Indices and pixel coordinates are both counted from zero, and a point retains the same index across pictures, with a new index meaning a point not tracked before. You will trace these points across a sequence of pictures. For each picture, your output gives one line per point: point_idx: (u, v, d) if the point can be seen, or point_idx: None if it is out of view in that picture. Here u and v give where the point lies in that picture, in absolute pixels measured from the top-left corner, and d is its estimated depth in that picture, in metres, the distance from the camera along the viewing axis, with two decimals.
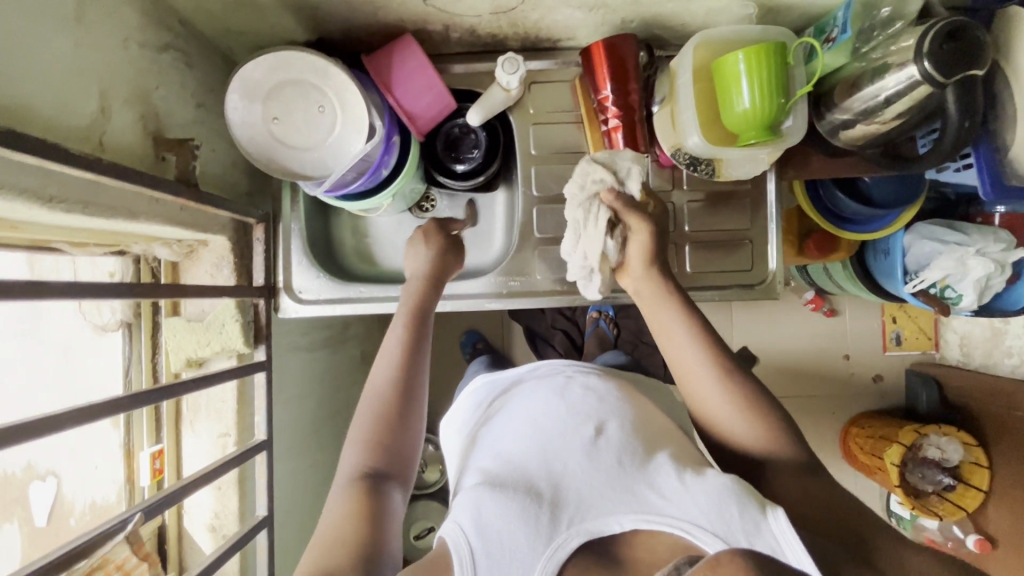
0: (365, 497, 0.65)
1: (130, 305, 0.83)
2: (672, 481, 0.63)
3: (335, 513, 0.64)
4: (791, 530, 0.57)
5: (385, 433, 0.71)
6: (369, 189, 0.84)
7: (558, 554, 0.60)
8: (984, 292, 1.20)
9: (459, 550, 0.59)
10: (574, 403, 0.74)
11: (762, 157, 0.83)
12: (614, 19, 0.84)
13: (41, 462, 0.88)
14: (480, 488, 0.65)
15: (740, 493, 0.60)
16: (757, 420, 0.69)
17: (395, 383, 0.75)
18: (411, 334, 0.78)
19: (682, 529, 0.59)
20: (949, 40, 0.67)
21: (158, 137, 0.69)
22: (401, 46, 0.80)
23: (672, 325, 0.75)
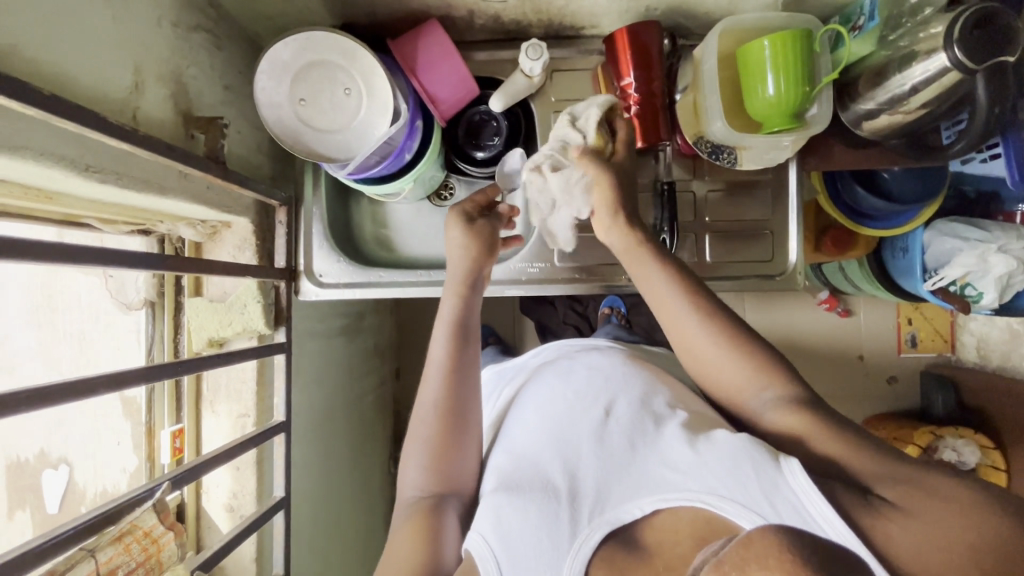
0: (425, 518, 0.68)
1: (153, 285, 0.84)
2: (683, 451, 0.62)
3: (402, 534, 0.68)
4: (809, 481, 0.54)
5: (441, 455, 0.73)
6: (391, 172, 0.84)
7: (585, 549, 0.59)
8: (1005, 290, 1.19)
9: (485, 560, 0.60)
10: (581, 389, 0.75)
11: (786, 145, 0.82)
12: (639, 6, 0.84)
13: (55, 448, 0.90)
14: (497, 492, 0.66)
15: (752, 451, 0.59)
16: (749, 362, 0.67)
17: (441, 405, 0.75)
18: (456, 352, 0.79)
19: (703, 502, 0.58)
20: (980, 27, 0.67)
21: (188, 115, 0.70)
22: (428, 30, 0.81)
23: (652, 274, 0.73)
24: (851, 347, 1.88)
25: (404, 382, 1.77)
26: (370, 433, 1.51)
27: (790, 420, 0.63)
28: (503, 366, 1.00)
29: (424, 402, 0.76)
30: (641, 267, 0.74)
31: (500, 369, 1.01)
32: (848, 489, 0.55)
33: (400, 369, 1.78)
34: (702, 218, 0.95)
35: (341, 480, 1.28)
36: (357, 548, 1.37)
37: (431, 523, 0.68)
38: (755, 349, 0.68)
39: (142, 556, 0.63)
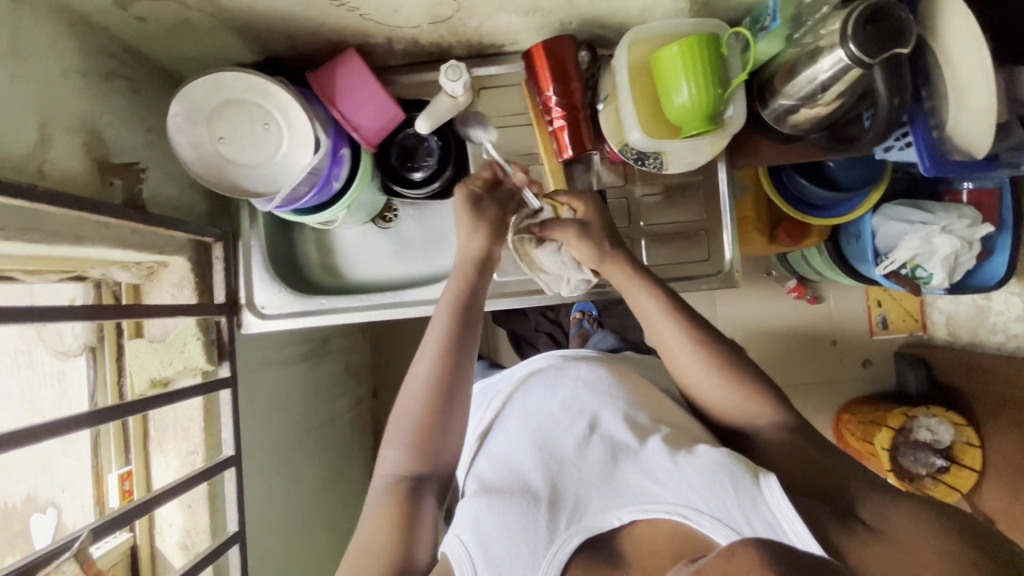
0: (401, 505, 0.68)
1: (92, 329, 0.84)
2: (662, 463, 0.63)
3: (374, 516, 0.68)
4: (786, 500, 0.56)
5: (425, 439, 0.71)
6: (323, 202, 0.85)
7: (560, 555, 0.60)
8: (955, 270, 1.20)
9: (461, 562, 0.60)
10: (567, 395, 0.74)
11: (706, 147, 0.83)
12: (553, 21, 0.85)
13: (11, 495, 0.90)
14: (477, 495, 0.66)
15: (734, 467, 0.60)
16: (742, 387, 0.71)
17: (435, 382, 0.73)
18: (455, 330, 0.76)
19: (680, 515, 0.59)
20: (871, 21, 0.68)
21: (103, 163, 0.71)
22: (344, 60, 0.82)
23: (648, 304, 0.77)
24: (824, 333, 1.89)
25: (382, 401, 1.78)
26: (346, 456, 1.51)
27: (780, 445, 0.67)
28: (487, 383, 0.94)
29: (416, 376, 0.75)
30: (636, 293, 0.78)
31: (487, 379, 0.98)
32: None
33: (377, 390, 1.78)
34: (637, 223, 0.96)
35: (314, 507, 1.28)
36: None
37: (407, 511, 0.67)
38: (755, 382, 0.72)
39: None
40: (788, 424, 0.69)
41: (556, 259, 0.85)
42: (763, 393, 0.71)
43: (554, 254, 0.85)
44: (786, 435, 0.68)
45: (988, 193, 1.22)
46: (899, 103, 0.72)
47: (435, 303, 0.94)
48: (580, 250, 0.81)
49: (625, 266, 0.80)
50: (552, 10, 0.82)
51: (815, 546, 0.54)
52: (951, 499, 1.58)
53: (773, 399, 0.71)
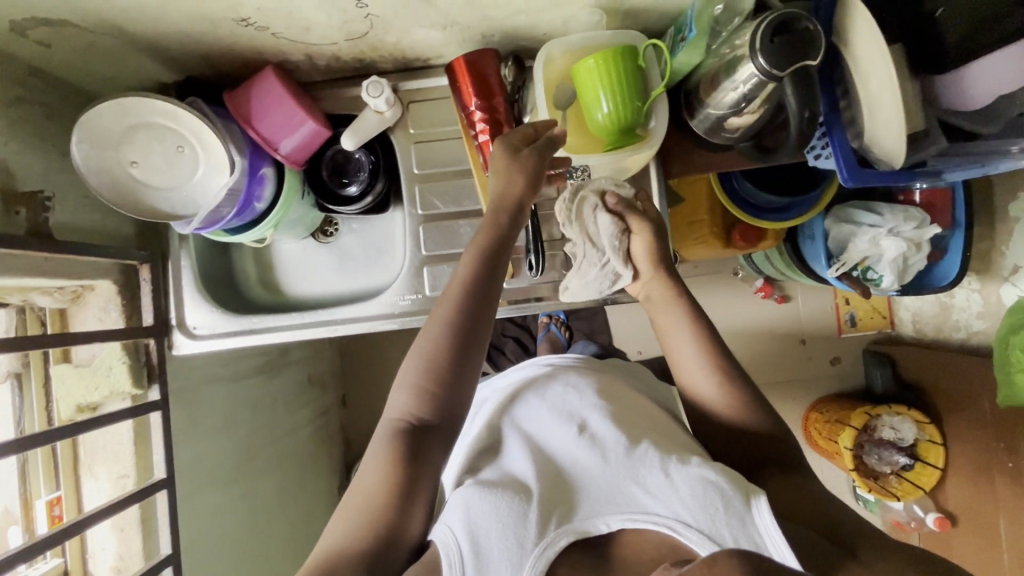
0: (402, 452, 0.65)
1: (16, 356, 0.84)
2: (656, 476, 0.66)
3: (374, 464, 0.66)
4: (774, 521, 0.60)
5: (435, 384, 0.67)
6: (248, 222, 0.85)
7: (550, 552, 0.61)
8: (904, 272, 1.20)
9: (449, 552, 0.60)
10: (559, 404, 0.79)
11: (632, 159, 0.83)
12: (474, 34, 0.84)
13: None
14: (471, 487, 0.66)
15: (725, 486, 0.63)
16: (749, 413, 0.76)
17: (453, 329, 0.68)
18: (478, 276, 0.70)
19: (669, 527, 0.62)
20: (778, 34, 0.68)
21: (8, 191, 0.70)
22: (259, 80, 0.80)
23: (676, 324, 0.81)
24: (792, 332, 1.88)
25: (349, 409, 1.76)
26: (308, 466, 1.51)
27: (779, 483, 0.70)
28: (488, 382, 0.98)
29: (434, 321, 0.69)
30: (668, 312, 0.82)
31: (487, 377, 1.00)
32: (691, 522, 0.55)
33: (344, 398, 1.78)
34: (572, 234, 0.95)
35: (270, 520, 1.28)
36: None
37: (407, 463, 0.65)
38: (759, 406, 0.77)
39: None
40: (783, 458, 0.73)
41: (603, 228, 0.82)
42: (762, 415, 0.76)
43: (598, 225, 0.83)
44: (783, 473, 0.72)
45: (938, 193, 1.21)
46: (810, 115, 0.71)
47: (367, 320, 0.94)
48: (639, 242, 0.83)
49: (664, 281, 0.84)
50: (470, 24, 0.81)
51: (793, 559, 0.58)
52: (915, 496, 1.58)
53: (771, 424, 0.76)
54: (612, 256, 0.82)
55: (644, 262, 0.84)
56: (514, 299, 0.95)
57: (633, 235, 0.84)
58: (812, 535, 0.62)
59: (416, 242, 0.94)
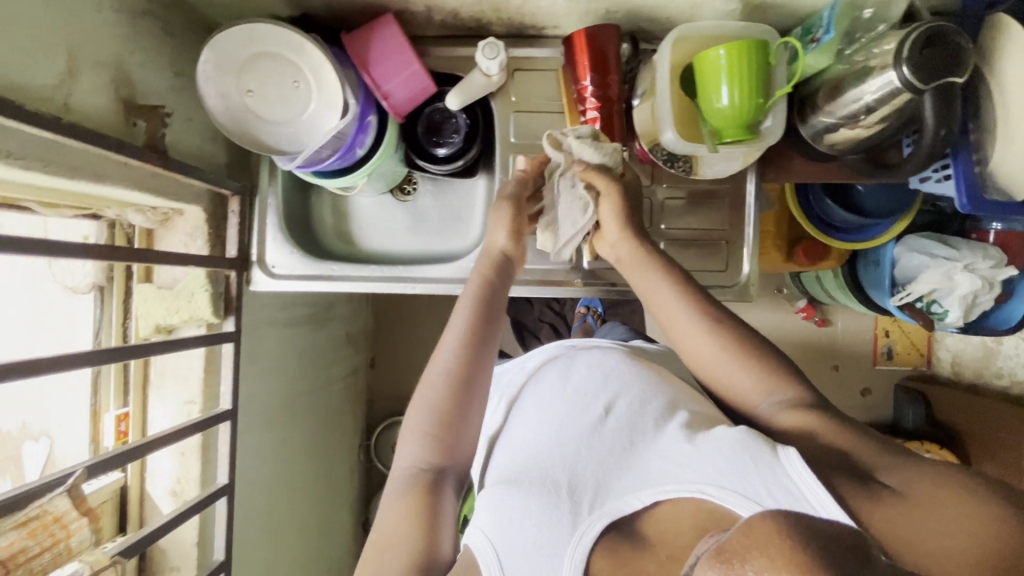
0: (423, 495, 0.65)
1: (102, 269, 0.84)
2: (680, 444, 0.61)
3: (393, 511, 0.65)
4: (807, 468, 0.54)
5: (446, 427, 0.69)
6: (346, 166, 0.84)
7: (585, 541, 0.57)
8: (970, 309, 1.19)
9: (486, 555, 0.58)
10: (580, 385, 0.73)
11: (739, 156, 0.82)
12: (599, 9, 0.83)
13: (23, 423, 0.86)
14: (499, 486, 0.64)
15: (751, 442, 0.57)
16: (765, 374, 0.66)
17: (452, 373, 0.71)
18: (478, 326, 0.74)
19: (705, 492, 0.55)
20: (929, 46, 0.66)
21: (129, 103, 0.70)
22: (382, 24, 0.81)
23: (660, 289, 0.73)
24: (827, 355, 1.85)
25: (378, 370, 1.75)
26: (337, 419, 1.51)
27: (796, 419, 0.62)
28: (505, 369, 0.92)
29: (436, 366, 0.72)
30: (647, 275, 0.74)
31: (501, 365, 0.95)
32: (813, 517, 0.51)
33: (374, 359, 1.78)
34: (658, 225, 0.94)
35: (302, 466, 1.29)
36: (317, 534, 1.38)
37: (429, 501, 0.65)
38: (768, 355, 0.68)
39: (50, 541, 0.58)
40: (803, 400, 0.64)
41: (590, 155, 0.76)
42: (769, 362, 0.67)
43: (581, 155, 0.77)
44: (801, 411, 0.63)
45: (1016, 236, 1.19)
46: (945, 136, 0.69)
47: (442, 283, 0.93)
48: (606, 208, 0.76)
49: (635, 242, 0.76)
50: None
51: (843, 515, 0.50)
52: None
53: (789, 376, 0.66)
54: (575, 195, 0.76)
55: (614, 226, 0.77)
56: (591, 282, 0.95)
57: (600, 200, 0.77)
58: (840, 475, 0.55)
59: None
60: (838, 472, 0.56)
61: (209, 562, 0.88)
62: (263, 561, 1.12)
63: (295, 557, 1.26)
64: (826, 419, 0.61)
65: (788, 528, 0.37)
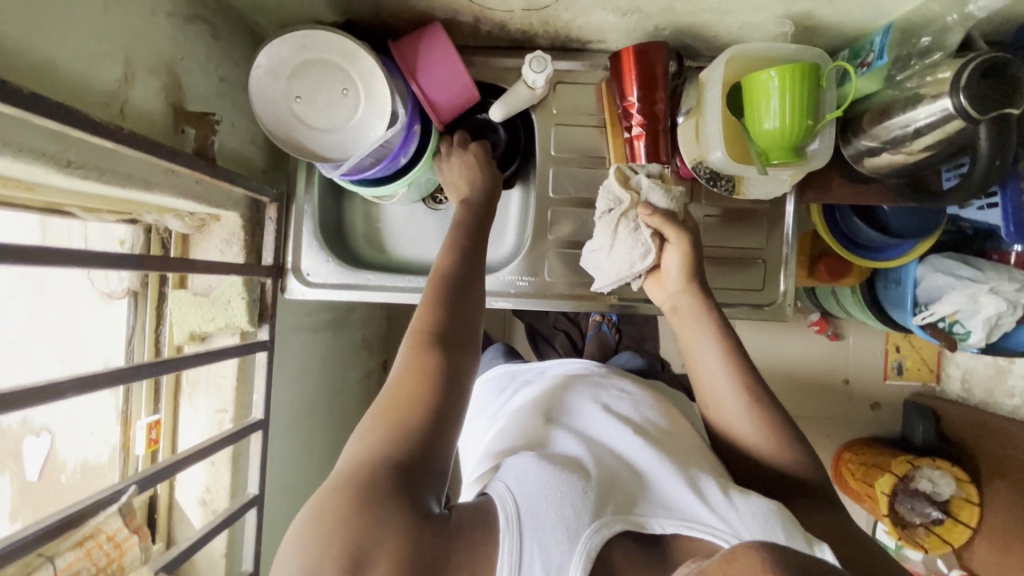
0: (423, 364, 0.58)
1: (137, 276, 0.83)
2: (716, 492, 0.57)
3: (392, 387, 0.57)
4: (842, 565, 0.51)
5: (447, 303, 0.63)
6: (386, 175, 0.84)
7: (604, 534, 0.52)
8: (993, 330, 1.17)
9: (504, 505, 0.51)
10: (614, 412, 0.70)
11: (785, 178, 0.82)
12: (648, 25, 0.83)
13: (35, 418, 0.91)
14: (527, 457, 0.58)
15: (786, 521, 0.55)
16: (788, 456, 0.65)
17: (445, 259, 0.68)
18: (471, 236, 0.72)
19: (727, 543, 0.53)
20: (987, 77, 0.66)
21: (178, 109, 0.69)
22: (431, 35, 0.80)
23: (704, 346, 0.71)
24: (835, 374, 1.75)
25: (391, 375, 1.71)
26: (354, 425, 1.48)
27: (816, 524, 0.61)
28: (518, 368, 0.92)
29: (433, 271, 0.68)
30: (695, 327, 0.72)
31: (512, 368, 0.93)
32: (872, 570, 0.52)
33: (388, 362, 1.70)
34: None
35: (320, 473, 1.27)
36: None
37: (428, 377, 0.57)
38: (797, 443, 0.66)
39: (103, 562, 0.59)
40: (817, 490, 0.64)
41: (661, 201, 0.74)
42: (798, 444, 0.66)
43: (652, 200, 0.75)
44: (820, 512, 0.63)
45: None
46: (998, 167, 0.69)
47: None
48: (672, 254, 0.74)
49: (696, 293, 0.74)
50: (651, 14, 0.79)
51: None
52: (939, 551, 1.49)
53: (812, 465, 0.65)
54: (642, 236, 0.74)
55: (676, 272, 0.74)
56: (627, 298, 0.93)
57: (667, 246, 0.74)
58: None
59: (541, 225, 0.93)
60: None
61: (237, 572, 0.87)
62: None
63: None
64: (848, 531, 0.61)
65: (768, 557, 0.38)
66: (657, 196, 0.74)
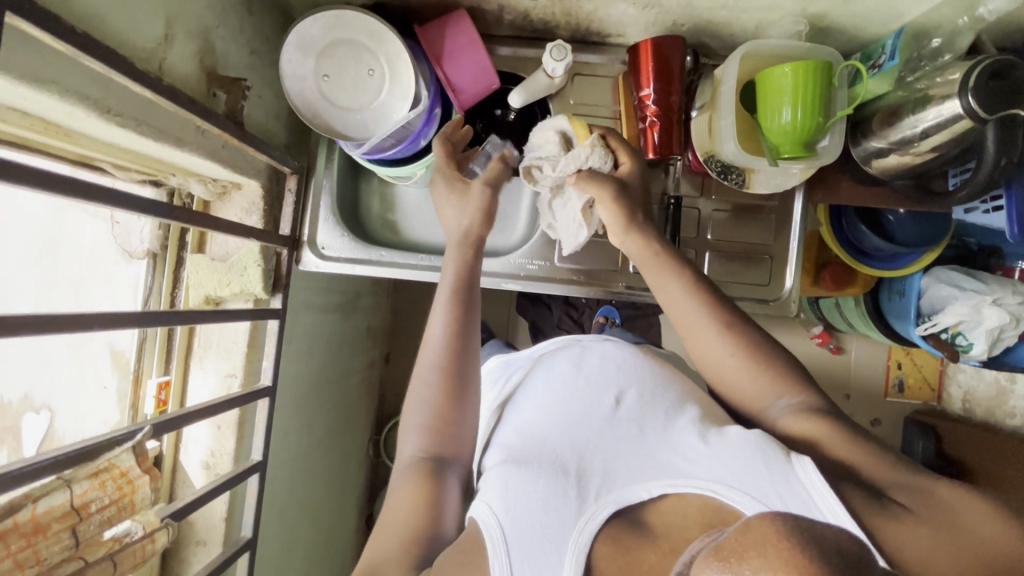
0: (426, 482, 0.63)
1: (158, 233, 0.85)
2: (693, 442, 0.58)
3: (399, 496, 0.63)
4: (821, 478, 0.50)
5: (445, 418, 0.68)
6: (406, 156, 0.86)
7: (590, 526, 0.53)
8: (995, 344, 1.16)
9: (489, 529, 0.54)
10: (591, 374, 0.70)
11: (795, 172, 0.84)
12: (666, 20, 0.85)
13: (38, 394, 0.86)
14: (504, 465, 0.60)
15: (766, 447, 0.54)
16: (773, 380, 0.65)
17: (445, 364, 0.70)
18: (460, 315, 0.72)
19: (712, 491, 0.52)
20: (994, 78, 0.68)
21: (211, 73, 0.71)
22: (454, 21, 0.83)
23: (671, 287, 0.71)
24: (836, 385, 1.70)
25: (394, 365, 1.69)
26: (356, 410, 1.48)
27: (803, 425, 0.60)
28: (511, 356, 0.89)
29: (425, 363, 0.71)
30: (659, 273, 0.73)
31: (507, 357, 0.90)
32: (861, 493, 0.51)
33: (391, 352, 1.70)
34: (705, 236, 0.96)
35: (320, 454, 1.27)
36: (328, 525, 1.36)
37: (433, 487, 0.62)
38: (779, 362, 0.66)
39: (117, 494, 0.59)
40: (815, 407, 0.62)
41: (568, 168, 0.78)
42: (780, 363, 0.66)
43: (562, 173, 0.79)
44: (806, 416, 0.61)
45: None
46: (1003, 165, 0.70)
47: (491, 277, 0.94)
48: (602, 212, 0.77)
49: (644, 237, 0.75)
50: (670, 8, 0.82)
51: (853, 523, 0.47)
52: None
53: (802, 382, 0.65)
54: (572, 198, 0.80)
55: (614, 225, 0.77)
56: (634, 287, 0.94)
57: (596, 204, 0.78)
58: (854, 485, 0.52)
59: None
60: (847, 481, 0.53)
61: (235, 538, 0.87)
62: (279, 545, 1.10)
63: (308, 545, 1.24)
64: (838, 430, 0.59)
65: (789, 535, 0.38)
66: (576, 164, 0.78)
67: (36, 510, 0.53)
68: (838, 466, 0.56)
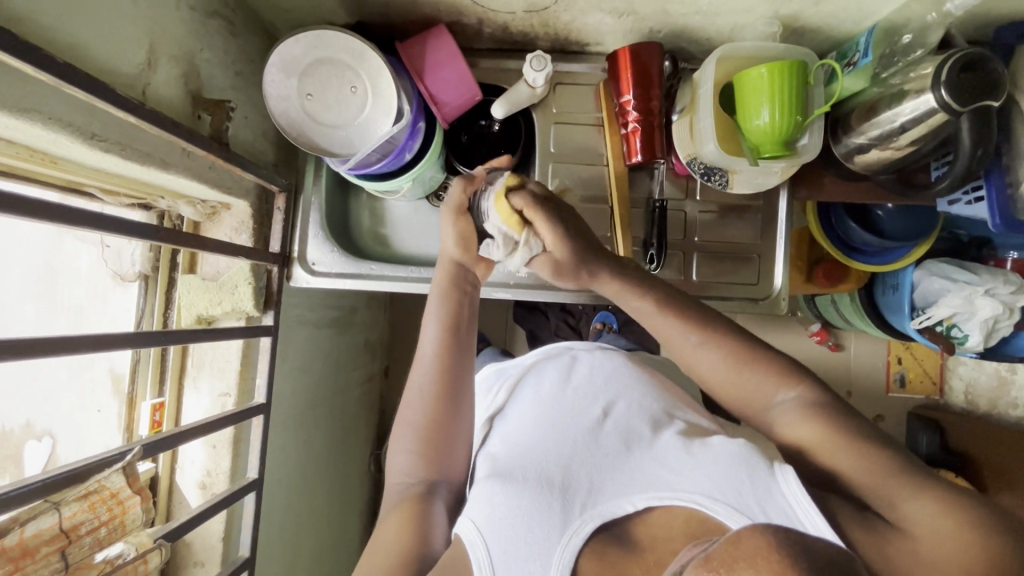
0: (413, 506, 0.63)
1: (149, 257, 0.86)
2: (677, 454, 0.58)
3: (389, 518, 0.63)
4: (803, 490, 0.50)
5: (433, 442, 0.68)
6: (391, 171, 0.86)
7: (574, 542, 0.53)
8: (990, 335, 1.14)
9: (476, 550, 0.54)
10: (580, 385, 0.70)
11: (775, 171, 0.84)
12: (644, 26, 0.87)
13: (39, 422, 0.87)
14: (490, 482, 0.59)
15: (750, 458, 0.54)
16: (758, 380, 0.64)
17: (432, 390, 0.70)
18: (450, 338, 0.73)
19: (697, 503, 0.52)
20: (966, 70, 0.69)
21: (196, 97, 0.73)
22: (434, 35, 0.85)
23: (644, 302, 0.71)
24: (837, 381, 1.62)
25: (393, 381, 1.69)
26: (355, 427, 1.47)
27: (789, 433, 0.60)
28: (504, 364, 0.89)
29: (413, 387, 0.72)
30: (630, 294, 0.72)
31: (499, 366, 0.91)
32: (847, 505, 0.54)
33: (388, 368, 1.68)
34: (692, 237, 0.96)
35: (318, 471, 1.25)
36: (330, 543, 1.34)
37: (419, 510, 0.62)
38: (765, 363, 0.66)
39: (106, 516, 0.61)
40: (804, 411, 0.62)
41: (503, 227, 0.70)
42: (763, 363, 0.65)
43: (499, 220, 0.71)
44: (791, 420, 0.61)
45: None
46: (980, 156, 0.72)
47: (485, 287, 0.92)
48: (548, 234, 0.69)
49: (601, 263, 0.73)
50: (646, 15, 0.83)
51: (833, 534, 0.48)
52: None
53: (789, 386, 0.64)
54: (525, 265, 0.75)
55: (564, 255, 0.70)
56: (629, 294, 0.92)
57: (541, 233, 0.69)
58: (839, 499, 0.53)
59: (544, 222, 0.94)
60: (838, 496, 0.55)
61: (233, 557, 0.87)
62: (280, 563, 1.10)
63: (308, 563, 1.22)
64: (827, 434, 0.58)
65: (782, 543, 0.35)
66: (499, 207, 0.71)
67: (24, 533, 0.55)
68: (829, 472, 0.56)
